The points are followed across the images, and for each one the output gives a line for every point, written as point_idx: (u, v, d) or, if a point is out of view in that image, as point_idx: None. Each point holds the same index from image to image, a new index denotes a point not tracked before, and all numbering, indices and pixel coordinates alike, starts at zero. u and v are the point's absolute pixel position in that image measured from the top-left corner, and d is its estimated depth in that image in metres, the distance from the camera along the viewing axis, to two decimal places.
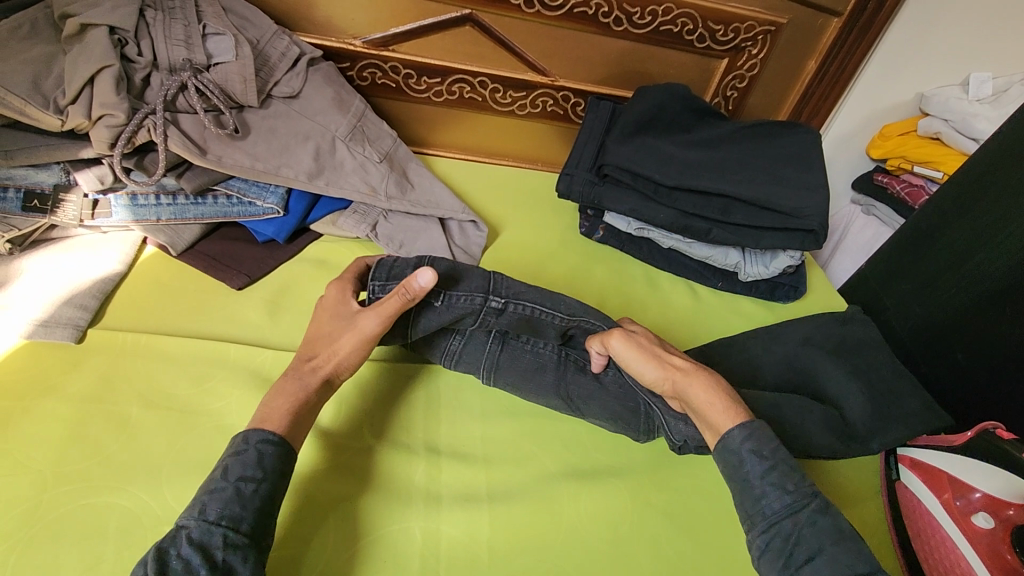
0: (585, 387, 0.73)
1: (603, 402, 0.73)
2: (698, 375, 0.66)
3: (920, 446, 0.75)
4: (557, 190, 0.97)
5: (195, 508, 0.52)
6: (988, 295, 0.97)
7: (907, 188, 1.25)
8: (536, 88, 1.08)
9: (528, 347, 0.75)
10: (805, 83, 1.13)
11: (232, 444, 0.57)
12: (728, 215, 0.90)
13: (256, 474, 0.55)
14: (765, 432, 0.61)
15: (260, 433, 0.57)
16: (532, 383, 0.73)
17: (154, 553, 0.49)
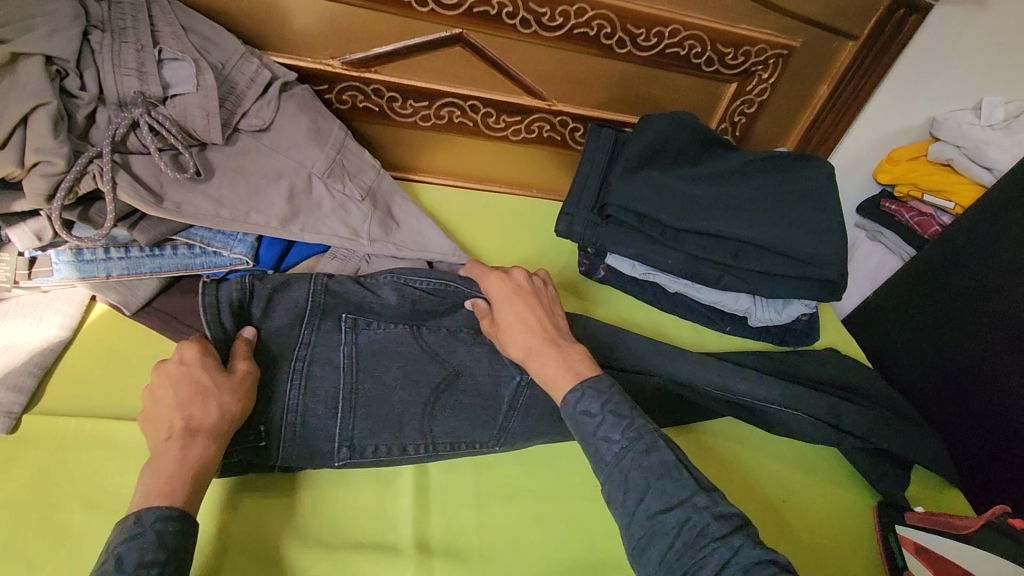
0: (453, 347, 0.70)
1: (479, 358, 0.69)
2: (538, 352, 0.62)
3: (916, 527, 0.68)
4: (556, 231, 0.88)
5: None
6: (1007, 339, 0.91)
7: (917, 217, 1.20)
8: (531, 113, 1.00)
9: (415, 305, 0.73)
10: (817, 108, 1.07)
11: (122, 529, 0.49)
12: (739, 260, 0.84)
13: (158, 559, 0.48)
14: (596, 389, 0.58)
15: (156, 511, 0.50)
16: (391, 353, 0.68)
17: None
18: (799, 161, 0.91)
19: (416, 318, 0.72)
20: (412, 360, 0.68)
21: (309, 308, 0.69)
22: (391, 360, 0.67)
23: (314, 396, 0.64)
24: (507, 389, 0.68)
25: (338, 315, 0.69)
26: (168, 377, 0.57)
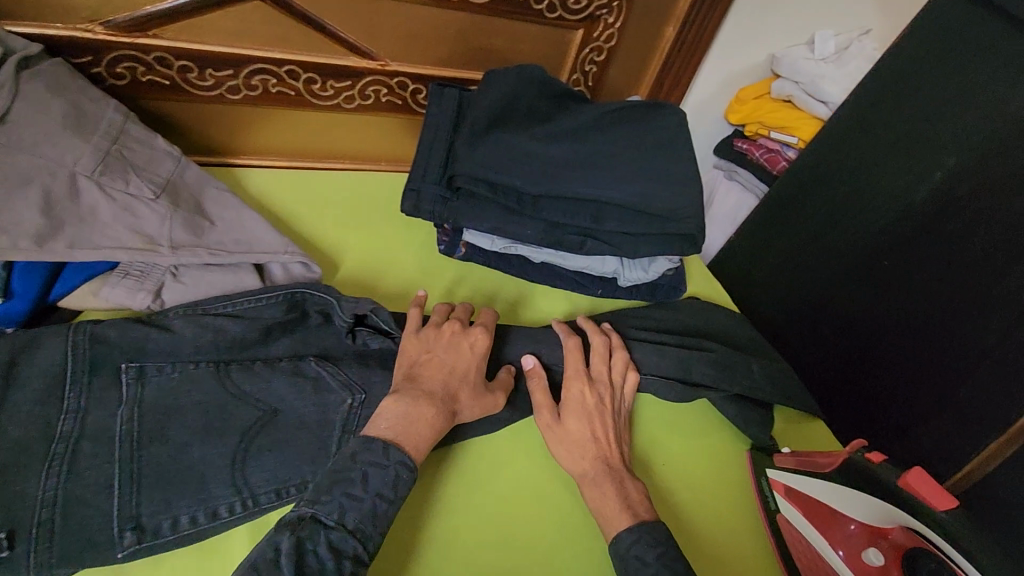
0: (270, 380, 0.61)
1: (303, 387, 0.62)
2: (595, 481, 0.63)
3: (784, 470, 0.68)
4: (402, 211, 0.78)
5: (334, 508, 0.52)
6: (850, 270, 0.95)
7: (766, 154, 1.24)
8: (362, 75, 0.88)
9: (223, 334, 0.63)
10: (665, 53, 1.04)
11: (370, 449, 0.56)
12: (601, 222, 0.79)
13: (390, 495, 0.54)
14: (652, 534, 0.59)
15: (401, 455, 0.56)
16: (192, 405, 0.57)
17: (292, 542, 0.49)
18: (650, 110, 0.88)
19: (223, 355, 0.63)
20: (219, 411, 0.58)
21: (70, 369, 0.56)
22: (189, 416, 0.57)
23: (84, 479, 0.51)
24: (338, 416, 0.61)
25: (118, 365, 0.58)
26: (465, 351, 0.66)
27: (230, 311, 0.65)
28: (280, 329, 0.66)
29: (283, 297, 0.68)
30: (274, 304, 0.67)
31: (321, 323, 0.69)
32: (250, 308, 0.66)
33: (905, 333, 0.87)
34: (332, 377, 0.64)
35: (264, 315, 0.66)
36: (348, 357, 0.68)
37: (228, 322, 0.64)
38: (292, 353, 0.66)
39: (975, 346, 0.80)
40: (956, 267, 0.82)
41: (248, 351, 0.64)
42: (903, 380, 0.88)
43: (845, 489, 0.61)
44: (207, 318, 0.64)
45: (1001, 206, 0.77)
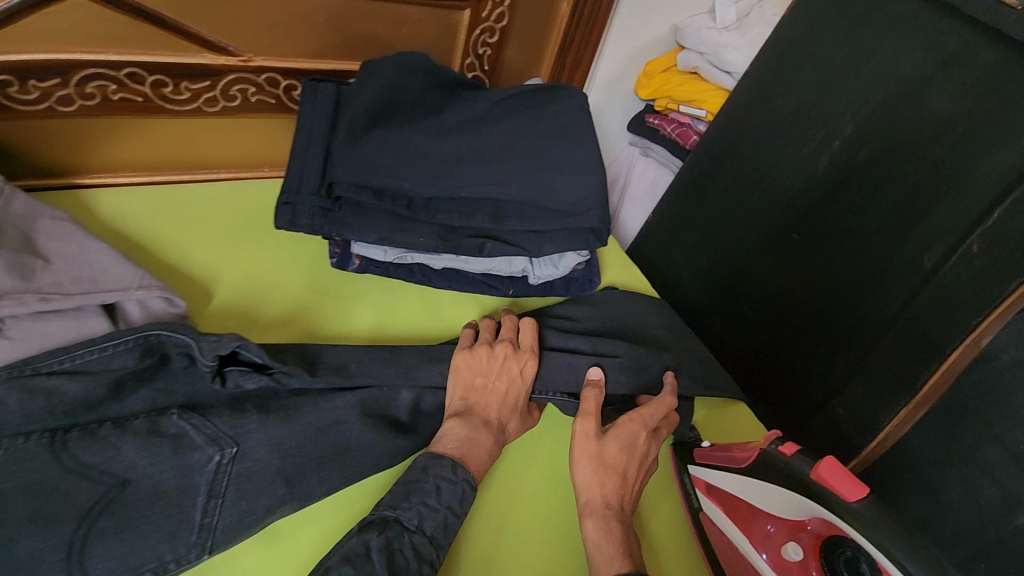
0: (118, 446, 0.53)
1: (159, 449, 0.54)
2: (603, 514, 0.60)
3: (705, 467, 0.66)
4: (276, 227, 0.70)
5: (414, 514, 0.56)
6: (762, 246, 0.94)
7: (677, 129, 1.20)
8: (221, 74, 0.78)
9: (60, 399, 0.54)
10: (561, 28, 0.99)
11: (439, 465, 0.59)
12: (502, 221, 0.74)
13: (459, 508, 0.58)
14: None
15: (467, 473, 0.59)
16: (18, 491, 0.49)
17: (381, 540, 0.53)
18: (547, 95, 0.82)
19: (62, 422, 0.54)
20: (53, 491, 0.50)
21: None
22: (15, 503, 0.49)
23: None
24: (200, 478, 0.54)
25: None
26: (523, 376, 0.69)
27: (75, 366, 0.56)
28: (133, 381, 0.58)
29: (135, 344, 0.58)
30: (129, 352, 0.58)
31: (188, 367, 0.60)
32: (99, 361, 0.57)
33: (819, 307, 0.86)
34: (197, 433, 0.56)
35: (115, 367, 0.57)
36: (220, 404, 0.59)
37: (67, 381, 0.55)
38: (152, 407, 0.58)
39: (877, 316, 0.79)
40: (859, 235, 0.81)
41: (95, 411, 0.55)
42: (815, 355, 0.87)
43: (760, 483, 0.60)
44: (46, 379, 0.54)
45: (897, 170, 0.76)
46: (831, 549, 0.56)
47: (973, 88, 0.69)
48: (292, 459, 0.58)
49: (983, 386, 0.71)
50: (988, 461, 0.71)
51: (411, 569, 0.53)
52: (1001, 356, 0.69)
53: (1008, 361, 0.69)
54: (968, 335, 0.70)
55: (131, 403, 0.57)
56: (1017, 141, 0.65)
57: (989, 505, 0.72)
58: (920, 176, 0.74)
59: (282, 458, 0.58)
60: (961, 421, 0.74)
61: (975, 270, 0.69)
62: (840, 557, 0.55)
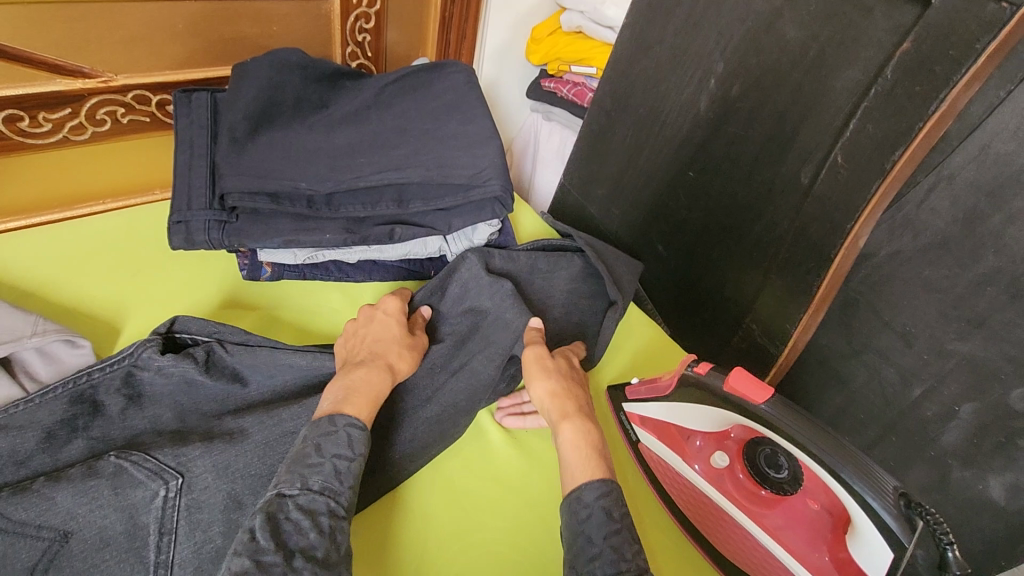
0: (52, 496, 0.51)
1: (96, 493, 0.52)
2: (575, 415, 0.62)
3: (637, 400, 0.70)
4: (172, 248, 0.68)
5: (296, 478, 0.52)
6: (665, 189, 0.99)
7: (573, 89, 1.21)
8: (83, 99, 0.73)
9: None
10: (438, 6, 0.99)
11: (316, 426, 0.56)
12: (406, 205, 0.74)
13: (349, 453, 0.55)
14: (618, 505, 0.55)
15: (348, 417, 0.57)
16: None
17: (262, 516, 0.49)
18: (432, 73, 0.82)
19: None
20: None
21: None
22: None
23: None
24: (149, 516, 0.52)
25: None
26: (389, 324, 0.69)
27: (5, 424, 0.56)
28: (66, 431, 0.57)
29: (66, 392, 0.58)
30: (60, 400, 0.57)
31: (124, 408, 0.59)
32: (29, 414, 0.56)
33: (724, 233, 0.91)
34: (136, 465, 0.54)
35: (44, 419, 0.56)
36: (163, 440, 0.58)
37: None
38: (90, 454, 0.57)
39: (772, 235, 0.85)
40: (744, 164, 0.86)
41: (27, 467, 0.55)
42: (725, 280, 0.93)
43: (687, 403, 0.64)
44: None
45: (767, 99, 0.81)
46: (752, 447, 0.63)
47: (817, 13, 0.74)
48: (244, 480, 0.56)
49: (868, 281, 0.79)
50: (883, 347, 0.81)
51: (305, 531, 0.49)
52: (878, 252, 0.77)
53: (884, 255, 0.77)
54: (846, 238, 0.76)
55: (66, 449, 0.56)
56: (861, 57, 0.71)
57: (889, 385, 0.81)
58: (787, 102, 0.79)
59: (231, 481, 0.56)
60: (855, 313, 0.82)
61: (842, 179, 0.75)
62: (761, 451, 0.62)
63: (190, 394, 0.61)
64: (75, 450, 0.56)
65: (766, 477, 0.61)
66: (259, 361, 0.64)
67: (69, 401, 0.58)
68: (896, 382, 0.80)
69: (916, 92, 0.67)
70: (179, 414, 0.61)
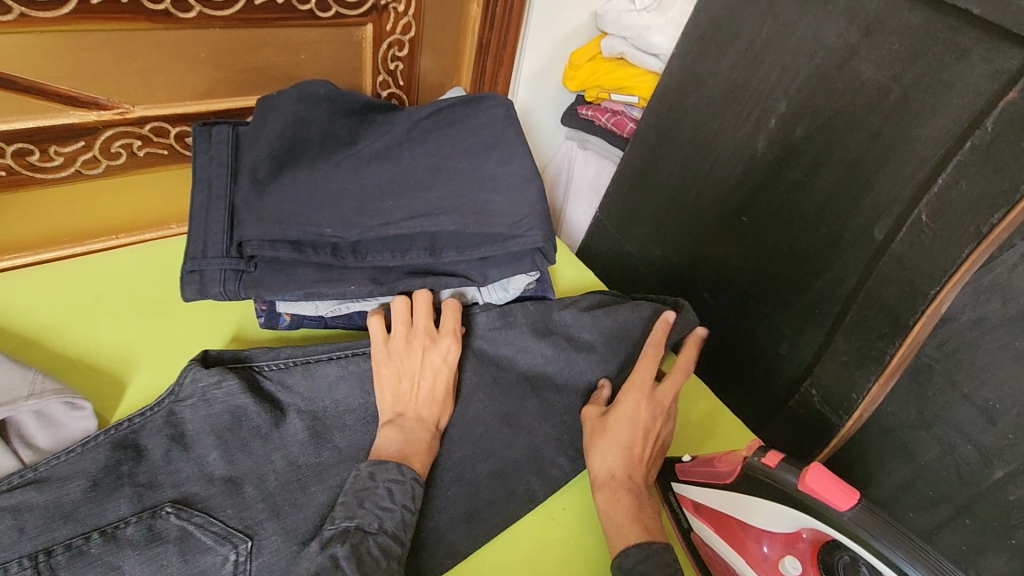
0: (117, 565, 0.48)
1: (165, 560, 0.49)
2: (613, 487, 0.62)
3: (688, 483, 0.63)
4: (184, 299, 0.62)
5: (372, 517, 0.53)
6: (713, 232, 0.92)
7: (612, 118, 1.15)
8: (98, 131, 0.68)
9: (30, 513, 0.49)
10: (476, 31, 0.93)
11: (384, 469, 0.56)
12: (439, 254, 0.68)
13: (412, 505, 0.56)
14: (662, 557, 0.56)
15: (414, 469, 0.57)
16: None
17: (345, 547, 0.50)
18: (468, 108, 0.76)
19: (42, 541, 0.48)
20: None
21: None
22: None
23: None
24: None
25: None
26: (433, 364, 0.65)
27: (46, 477, 0.51)
28: (110, 480, 0.52)
29: (107, 440, 0.54)
30: (101, 449, 0.53)
31: (168, 450, 0.55)
32: (72, 465, 0.52)
33: (778, 285, 0.84)
34: (203, 522, 0.52)
35: (87, 467, 0.52)
36: (218, 493, 0.54)
37: (35, 493, 0.50)
38: (138, 506, 0.51)
39: (835, 292, 0.78)
40: (807, 213, 0.79)
41: (72, 520, 0.49)
42: (780, 336, 0.86)
43: (754, 499, 0.56)
44: (20, 501, 0.49)
45: (836, 144, 0.74)
46: (829, 555, 0.53)
47: (901, 53, 0.67)
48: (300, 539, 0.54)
49: (945, 348, 0.71)
50: (960, 421, 0.72)
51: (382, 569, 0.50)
52: (959, 317, 0.68)
53: (966, 321, 0.68)
54: (929, 305, 0.69)
55: (110, 501, 0.51)
56: (951, 105, 0.64)
57: (965, 463, 0.73)
58: (859, 149, 0.72)
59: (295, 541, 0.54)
60: (929, 382, 0.74)
61: (925, 239, 0.68)
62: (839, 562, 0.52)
63: (234, 428, 0.57)
64: (123, 499, 0.51)
65: None
66: (310, 383, 0.62)
67: (113, 448, 0.53)
68: (973, 461, 0.72)
69: (1022, 148, 0.59)
70: (223, 451, 0.56)
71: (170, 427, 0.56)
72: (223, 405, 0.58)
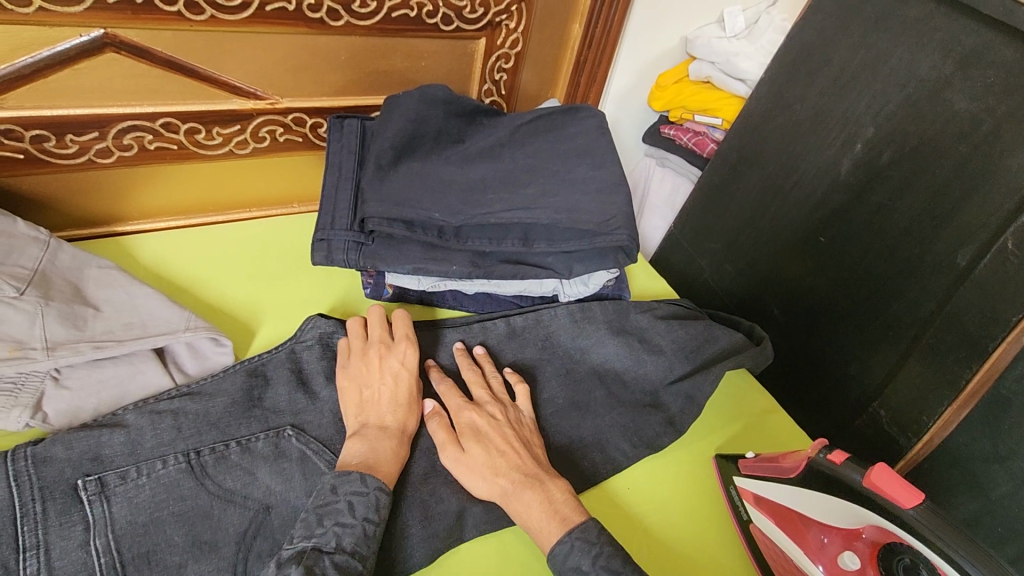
0: (253, 470, 0.57)
1: (291, 474, 0.58)
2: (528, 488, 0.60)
3: (752, 478, 0.66)
4: (313, 263, 0.72)
5: (330, 535, 0.52)
6: (788, 251, 0.94)
7: (693, 138, 1.21)
8: (251, 117, 0.80)
9: (185, 417, 0.58)
10: (575, 49, 1.01)
11: (347, 481, 0.56)
12: (531, 244, 0.76)
13: (374, 517, 0.55)
14: (586, 540, 0.57)
15: (378, 479, 0.57)
16: (172, 517, 0.53)
17: (301, 566, 0.49)
18: (566, 116, 0.84)
19: (192, 443, 0.57)
20: (192, 514, 0.53)
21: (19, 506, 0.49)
22: (172, 528, 0.52)
23: None
24: None
25: (72, 484, 0.52)
26: (387, 370, 0.65)
27: (195, 393, 0.61)
28: (245, 402, 0.61)
29: (242, 369, 0.64)
30: (238, 377, 0.63)
31: (291, 385, 0.65)
32: (215, 387, 0.62)
33: (853, 308, 0.86)
34: (318, 447, 0.61)
35: (226, 387, 0.62)
36: (330, 427, 0.63)
37: (188, 403, 0.59)
38: (266, 427, 0.61)
39: (912, 316, 0.79)
40: (887, 237, 0.81)
41: (217, 431, 0.59)
42: (849, 356, 0.88)
43: (813, 493, 0.60)
44: (176, 408, 0.59)
45: (924, 172, 0.76)
46: (889, 555, 0.55)
47: (996, 87, 0.69)
48: None
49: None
50: None
51: None
52: None
53: None
54: (1009, 334, 0.69)
55: (246, 420, 0.60)
56: None
57: None
58: (946, 177, 0.74)
59: None
60: None
61: (1010, 267, 0.69)
62: (898, 562, 0.54)
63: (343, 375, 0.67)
64: (256, 420, 0.61)
65: None
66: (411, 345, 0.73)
67: (248, 377, 0.63)
68: None
69: None
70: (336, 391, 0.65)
71: (293, 369, 0.66)
72: (334, 353, 0.69)
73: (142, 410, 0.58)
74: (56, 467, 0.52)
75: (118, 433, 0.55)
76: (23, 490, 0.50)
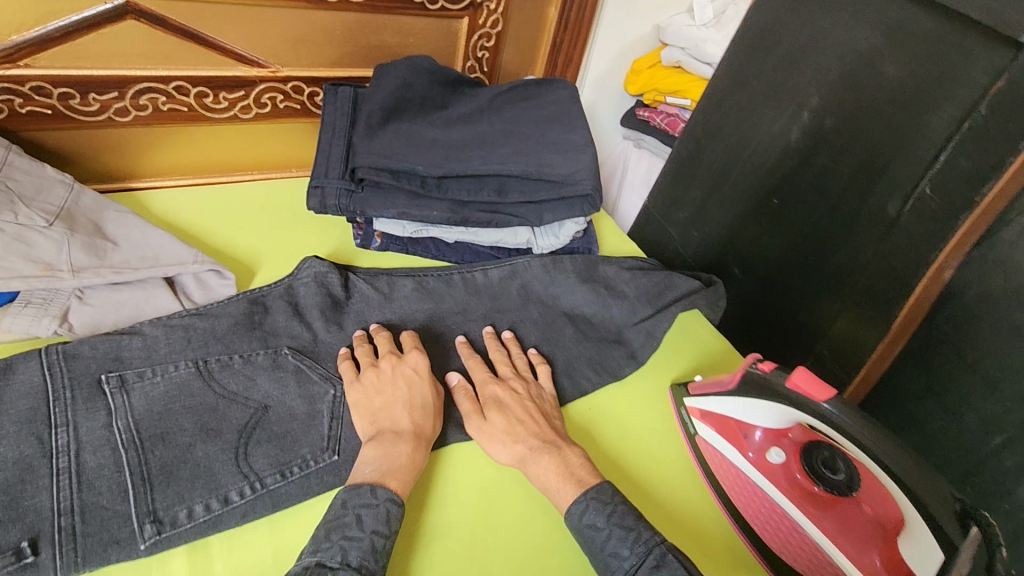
0: (254, 377, 0.65)
1: (287, 382, 0.66)
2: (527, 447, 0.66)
3: (699, 395, 0.73)
4: (309, 209, 0.81)
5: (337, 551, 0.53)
6: (746, 214, 1.03)
7: (666, 119, 1.29)
8: (254, 84, 0.89)
9: (194, 331, 0.66)
10: (552, 31, 1.10)
11: (358, 494, 0.57)
12: (505, 195, 0.84)
13: (385, 530, 0.56)
14: (598, 498, 0.62)
15: (389, 491, 0.58)
16: (183, 409, 0.60)
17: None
18: (540, 87, 0.92)
19: (200, 353, 0.65)
20: (200, 409, 0.61)
21: (52, 392, 0.57)
22: (184, 418, 0.59)
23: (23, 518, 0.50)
24: (324, 407, 0.65)
25: (97, 377, 0.59)
26: (399, 377, 0.67)
27: (203, 313, 0.69)
28: (247, 322, 0.69)
29: (245, 297, 0.72)
30: (240, 301, 0.71)
31: (288, 312, 0.72)
32: (220, 309, 0.70)
33: (803, 262, 0.94)
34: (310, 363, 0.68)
35: (229, 309, 0.70)
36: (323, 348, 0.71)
37: (196, 320, 0.67)
38: (265, 344, 0.68)
39: (853, 265, 0.87)
40: (830, 194, 0.89)
41: (222, 344, 0.66)
42: (801, 306, 0.96)
43: (750, 398, 0.67)
44: (186, 323, 0.67)
45: (860, 134, 0.84)
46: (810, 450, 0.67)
47: (917, 53, 0.77)
48: None
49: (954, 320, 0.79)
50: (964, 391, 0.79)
51: None
52: (966, 292, 0.77)
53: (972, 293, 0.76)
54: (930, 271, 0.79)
55: (247, 337, 0.68)
56: (955, 96, 0.74)
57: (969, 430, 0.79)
58: (879, 137, 0.82)
59: None
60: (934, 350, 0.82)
61: (932, 212, 0.77)
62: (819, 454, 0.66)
63: (334, 307, 0.75)
64: (256, 338, 0.68)
65: (822, 477, 0.65)
66: (397, 286, 0.81)
67: (248, 302, 0.71)
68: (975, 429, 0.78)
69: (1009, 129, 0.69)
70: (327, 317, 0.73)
71: (289, 298, 0.74)
72: (326, 287, 0.76)
73: (157, 324, 0.66)
74: (78, 364, 0.59)
75: (135, 340, 0.63)
76: (53, 378, 0.57)
